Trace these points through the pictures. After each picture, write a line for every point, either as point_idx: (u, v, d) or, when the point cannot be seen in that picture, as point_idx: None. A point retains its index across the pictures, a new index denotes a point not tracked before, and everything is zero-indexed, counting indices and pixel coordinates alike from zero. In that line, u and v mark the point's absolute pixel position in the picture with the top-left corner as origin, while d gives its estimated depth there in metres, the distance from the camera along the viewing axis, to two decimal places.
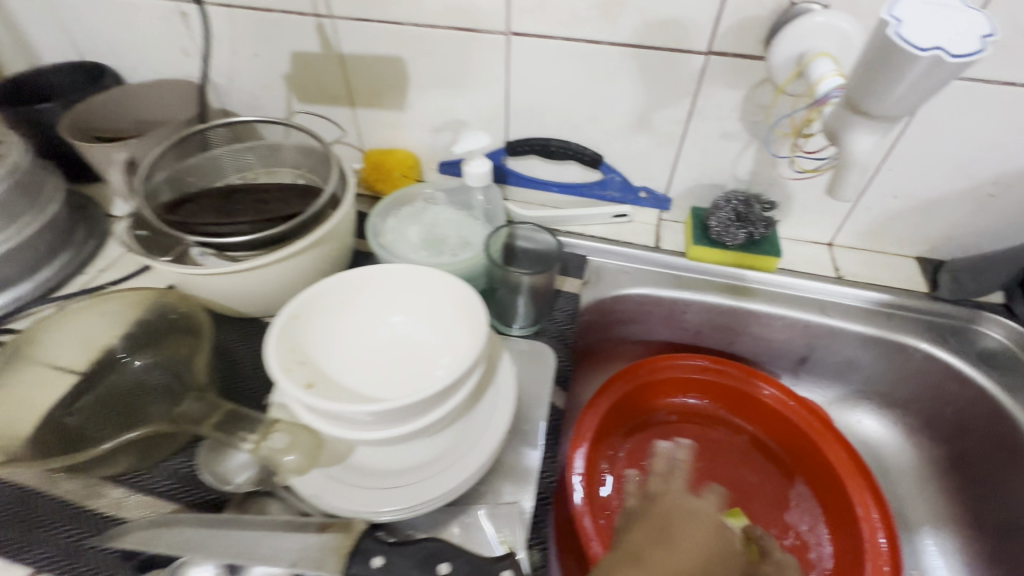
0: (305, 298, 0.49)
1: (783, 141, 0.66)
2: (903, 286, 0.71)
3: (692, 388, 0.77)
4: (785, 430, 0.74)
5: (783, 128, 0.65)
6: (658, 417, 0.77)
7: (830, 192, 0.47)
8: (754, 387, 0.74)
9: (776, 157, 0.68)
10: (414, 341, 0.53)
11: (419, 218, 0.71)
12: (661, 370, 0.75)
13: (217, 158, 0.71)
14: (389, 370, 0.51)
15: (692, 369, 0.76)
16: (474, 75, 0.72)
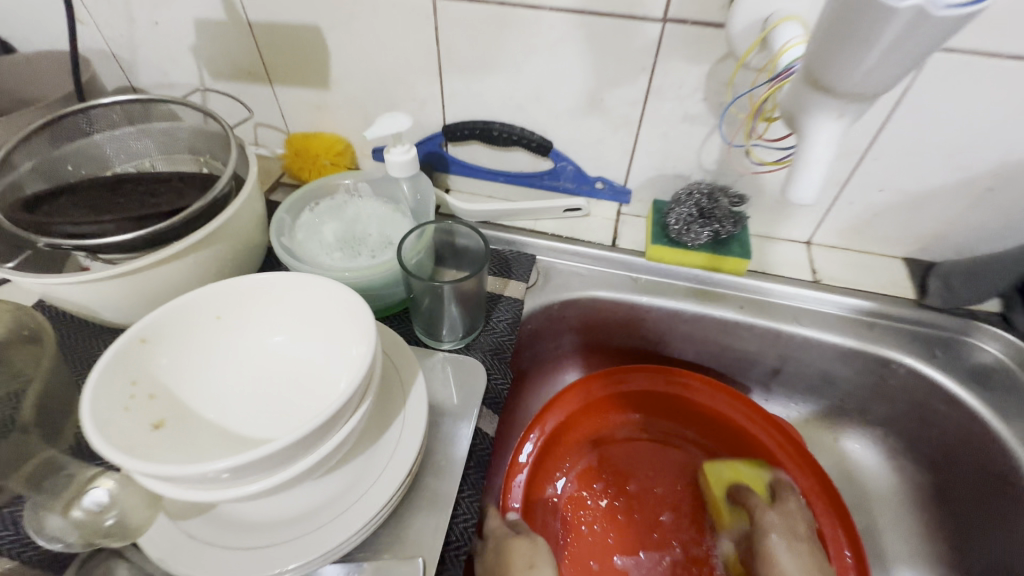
0: (156, 321, 0.40)
1: (736, 124, 0.58)
2: (888, 292, 0.63)
3: (649, 402, 0.69)
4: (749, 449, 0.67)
5: (738, 109, 0.56)
6: (611, 435, 0.69)
7: (785, 192, 0.39)
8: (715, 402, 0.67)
9: (730, 146, 0.60)
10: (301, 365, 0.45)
11: (339, 213, 0.62)
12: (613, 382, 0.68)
13: (103, 142, 0.61)
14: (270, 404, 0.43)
15: (648, 381, 0.68)
16: (400, 47, 0.62)
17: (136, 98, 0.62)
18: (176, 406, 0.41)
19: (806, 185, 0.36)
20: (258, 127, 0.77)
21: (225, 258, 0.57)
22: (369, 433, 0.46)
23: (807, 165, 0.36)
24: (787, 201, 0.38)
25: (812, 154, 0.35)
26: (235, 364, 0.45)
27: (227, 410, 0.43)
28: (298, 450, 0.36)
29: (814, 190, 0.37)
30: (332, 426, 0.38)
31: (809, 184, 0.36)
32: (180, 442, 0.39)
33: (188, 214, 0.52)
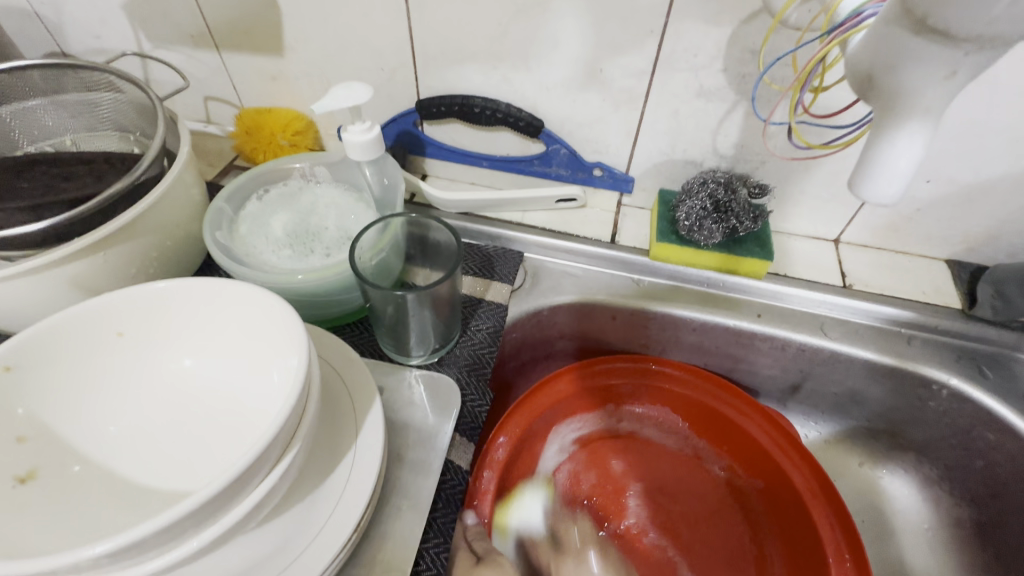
0: (25, 339, 0.31)
1: (772, 99, 0.48)
2: (929, 300, 0.54)
3: (629, 396, 0.59)
4: (738, 448, 0.57)
5: (776, 80, 0.47)
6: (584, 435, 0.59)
7: (853, 186, 0.28)
8: (703, 393, 0.58)
9: (770, 126, 0.50)
10: (218, 389, 0.36)
11: (290, 202, 0.53)
12: (590, 372, 0.58)
13: (8, 117, 0.53)
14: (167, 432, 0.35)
15: (629, 371, 0.58)
16: (363, 7, 0.52)
17: (45, 61, 0.52)
18: (58, 450, 0.32)
19: (891, 178, 0.26)
20: (208, 101, 0.67)
21: (151, 256, 0.47)
22: (309, 478, 0.37)
23: (890, 150, 0.25)
24: (859, 199, 0.27)
25: (899, 134, 0.25)
26: (142, 393, 0.36)
27: (125, 454, 0.35)
28: (199, 526, 0.27)
29: (900, 181, 0.26)
30: (243, 489, 0.28)
31: (896, 173, 0.26)
32: (53, 500, 0.30)
33: (97, 201, 0.42)
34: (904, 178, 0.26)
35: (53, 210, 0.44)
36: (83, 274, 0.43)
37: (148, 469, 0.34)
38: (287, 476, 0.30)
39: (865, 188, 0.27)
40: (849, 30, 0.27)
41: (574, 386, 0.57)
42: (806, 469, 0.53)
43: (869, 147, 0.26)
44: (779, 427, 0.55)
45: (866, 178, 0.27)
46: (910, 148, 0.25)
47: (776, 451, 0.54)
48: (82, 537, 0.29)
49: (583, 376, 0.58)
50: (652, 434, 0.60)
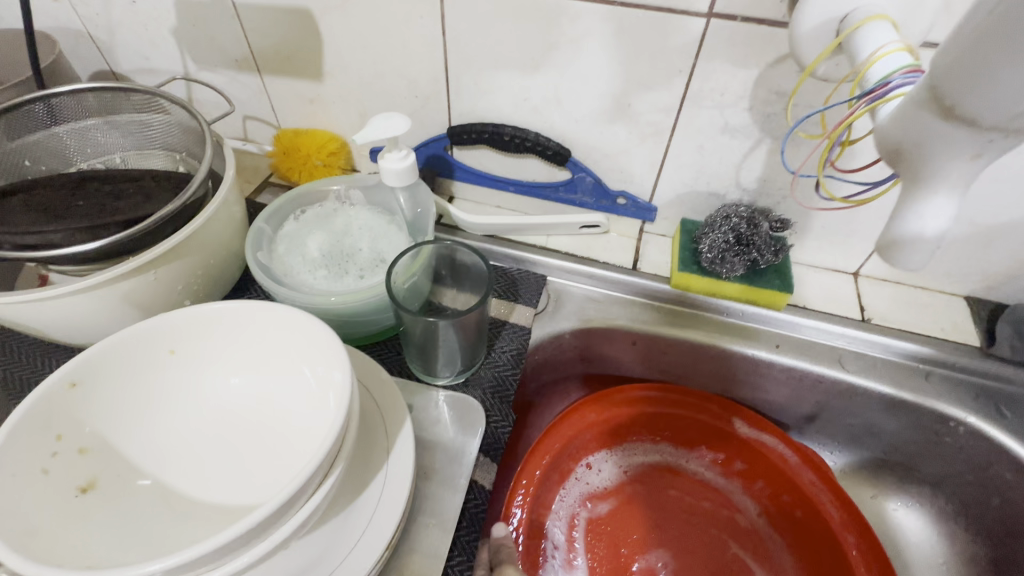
0: (88, 357, 0.34)
1: (802, 148, 0.50)
2: (947, 336, 0.55)
3: (647, 422, 0.61)
4: (749, 465, 0.59)
5: (804, 130, 0.48)
6: (606, 463, 0.61)
7: (888, 241, 0.29)
8: (714, 413, 0.59)
9: (794, 174, 0.52)
10: (265, 407, 0.38)
11: (326, 223, 0.55)
12: (609, 402, 0.59)
13: (64, 135, 0.56)
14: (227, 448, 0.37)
15: (650, 397, 0.60)
16: (402, 39, 0.55)
17: (98, 84, 0.54)
18: (116, 462, 0.35)
19: (914, 250, 0.28)
20: (247, 120, 0.70)
21: (196, 273, 0.49)
22: (343, 495, 0.38)
23: (913, 227, 0.27)
24: (889, 263, 0.30)
25: (925, 207, 0.26)
26: (192, 408, 0.38)
27: (177, 467, 0.37)
28: (246, 544, 0.29)
29: (927, 249, 0.28)
30: (288, 510, 0.30)
31: (920, 245, 0.28)
32: (112, 513, 0.32)
33: (150, 223, 0.44)
34: (930, 247, 0.28)
35: (109, 229, 0.46)
36: (133, 290, 0.45)
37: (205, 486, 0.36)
38: (327, 498, 0.32)
39: (892, 254, 0.29)
40: (876, 101, 0.29)
41: (593, 415, 0.58)
42: (817, 474, 0.55)
43: (896, 216, 0.28)
44: (810, 462, 0.56)
45: (893, 249, 0.29)
46: (935, 224, 0.27)
47: (787, 461, 0.57)
48: (138, 550, 0.31)
49: (609, 403, 0.59)
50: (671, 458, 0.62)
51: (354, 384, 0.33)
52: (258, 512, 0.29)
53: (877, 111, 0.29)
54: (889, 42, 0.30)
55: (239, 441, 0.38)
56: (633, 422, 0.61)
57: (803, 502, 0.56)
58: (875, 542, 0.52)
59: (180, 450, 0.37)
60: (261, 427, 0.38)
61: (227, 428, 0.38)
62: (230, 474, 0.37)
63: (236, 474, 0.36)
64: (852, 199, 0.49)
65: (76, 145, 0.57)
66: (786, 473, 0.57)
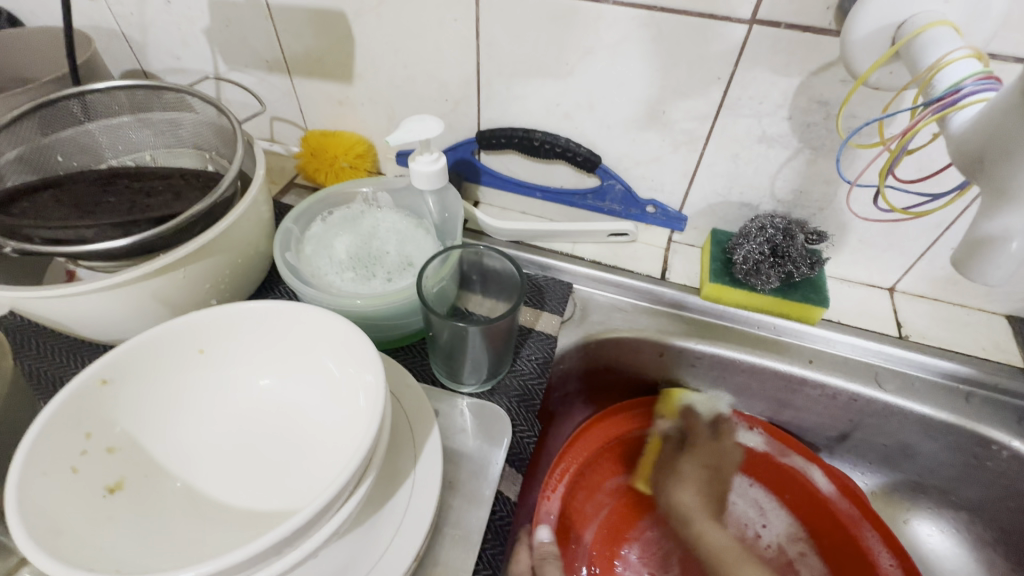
0: (119, 355, 0.33)
1: (859, 159, 0.48)
2: (988, 356, 0.53)
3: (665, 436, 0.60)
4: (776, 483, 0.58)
5: (860, 139, 0.47)
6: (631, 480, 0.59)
7: (967, 252, 0.27)
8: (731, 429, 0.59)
9: (852, 185, 0.50)
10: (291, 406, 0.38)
11: (354, 225, 0.54)
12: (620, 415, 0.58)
13: (97, 131, 0.56)
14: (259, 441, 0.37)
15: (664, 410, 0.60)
16: (435, 41, 0.54)
17: (133, 83, 0.54)
18: (143, 463, 0.34)
19: (994, 256, 0.26)
20: (274, 122, 0.70)
21: (223, 273, 0.49)
22: (370, 504, 0.37)
23: (992, 235, 0.25)
24: (967, 276, 0.27)
25: (1008, 218, 0.24)
26: (217, 406, 0.38)
27: (203, 468, 0.36)
28: (276, 554, 0.28)
29: (1013, 262, 0.26)
30: (319, 520, 0.29)
31: (1005, 258, 0.26)
32: (136, 515, 0.32)
33: (181, 221, 0.44)
34: (1016, 259, 0.26)
35: (140, 226, 0.46)
36: (161, 288, 0.45)
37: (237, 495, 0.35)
38: (358, 507, 0.31)
39: (972, 267, 0.27)
40: (946, 109, 0.28)
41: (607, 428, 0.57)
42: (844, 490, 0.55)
43: (977, 223, 0.26)
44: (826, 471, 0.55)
45: (973, 260, 0.27)
46: (1021, 233, 0.24)
47: (812, 477, 0.56)
48: (165, 555, 0.30)
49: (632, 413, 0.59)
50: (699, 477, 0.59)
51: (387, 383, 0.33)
52: (290, 521, 0.28)
53: (949, 120, 0.28)
54: (957, 49, 0.29)
55: (262, 446, 0.37)
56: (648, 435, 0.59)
57: (825, 515, 0.55)
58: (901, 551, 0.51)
59: (206, 452, 0.36)
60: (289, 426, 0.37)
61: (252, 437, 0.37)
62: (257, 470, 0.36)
63: (265, 479, 0.35)
64: (918, 209, 0.46)
65: (105, 142, 0.57)
66: (809, 488, 0.56)
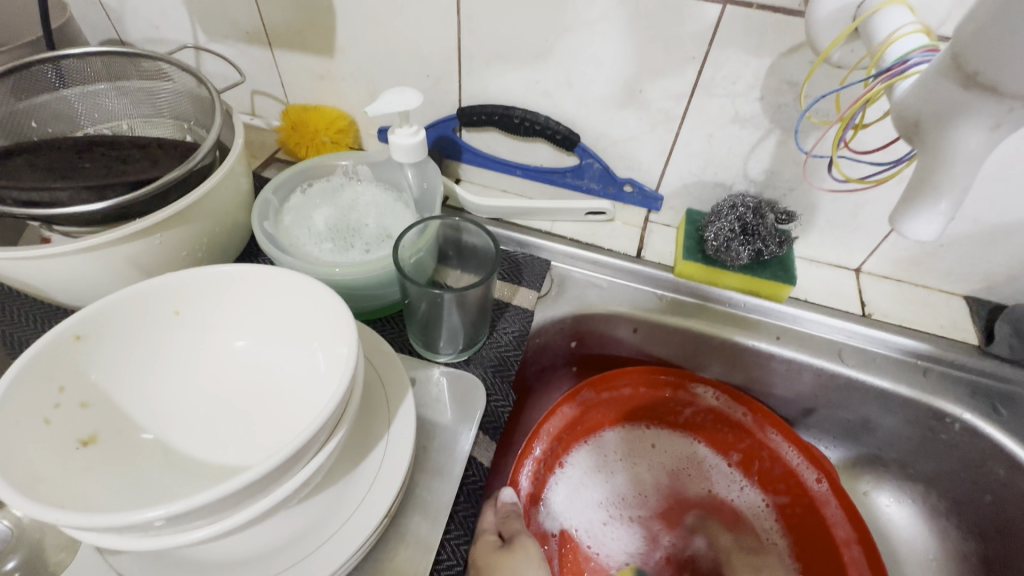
0: (94, 312, 0.33)
1: (814, 133, 0.50)
2: (946, 334, 0.55)
3: (654, 406, 0.61)
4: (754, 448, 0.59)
5: (818, 115, 0.48)
6: (612, 441, 0.62)
7: (901, 216, 0.29)
8: (703, 396, 0.60)
9: (808, 155, 0.51)
10: (267, 356, 0.39)
11: (333, 197, 0.55)
12: (610, 387, 0.59)
13: (72, 98, 0.55)
14: (242, 383, 0.39)
15: (654, 381, 0.60)
16: (417, 15, 0.54)
17: (108, 49, 0.54)
18: (116, 419, 0.35)
19: (927, 220, 0.28)
20: (255, 96, 0.70)
21: (201, 241, 0.49)
22: (343, 463, 0.38)
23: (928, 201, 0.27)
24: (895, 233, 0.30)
25: (945, 180, 0.27)
26: (199, 366, 0.39)
27: (177, 426, 0.37)
28: (248, 499, 0.29)
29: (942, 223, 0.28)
30: (292, 467, 0.30)
31: (933, 217, 0.28)
32: (109, 466, 0.32)
33: (157, 186, 0.44)
34: (944, 219, 0.28)
35: (115, 190, 0.46)
36: (139, 253, 0.45)
37: (219, 444, 0.37)
38: (328, 461, 0.32)
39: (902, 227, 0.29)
40: (893, 78, 0.29)
41: (594, 400, 0.58)
42: (821, 470, 0.55)
43: (913, 191, 0.28)
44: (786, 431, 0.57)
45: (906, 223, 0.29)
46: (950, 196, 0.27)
47: (773, 440, 0.58)
48: (141, 503, 0.31)
49: (612, 383, 0.59)
50: (676, 441, 0.63)
51: (361, 341, 0.34)
52: (261, 467, 0.28)
53: (895, 89, 0.29)
54: (907, 24, 0.31)
55: (256, 403, 0.38)
56: (634, 405, 0.61)
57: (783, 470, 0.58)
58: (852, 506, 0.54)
59: (179, 411, 0.37)
60: (267, 373, 0.39)
61: (244, 394, 0.38)
62: (239, 415, 0.38)
63: (246, 419, 0.37)
64: (868, 181, 0.48)
65: (79, 109, 0.56)
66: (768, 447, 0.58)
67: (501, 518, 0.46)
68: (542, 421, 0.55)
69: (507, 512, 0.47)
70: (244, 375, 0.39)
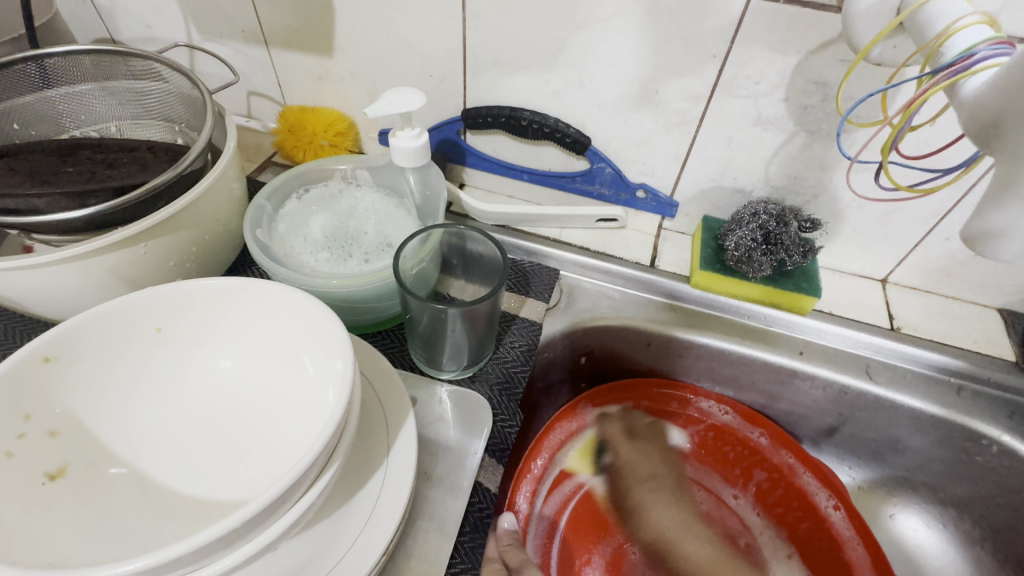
0: (64, 332, 0.30)
1: (856, 137, 0.46)
2: (979, 350, 0.52)
3: (661, 422, 0.59)
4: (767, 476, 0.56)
5: (860, 119, 0.45)
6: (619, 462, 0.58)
7: (983, 227, 0.26)
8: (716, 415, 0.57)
9: (850, 158, 0.48)
10: (247, 382, 0.36)
11: (331, 203, 0.52)
12: (611, 402, 0.57)
13: (57, 99, 0.53)
14: (215, 415, 0.36)
15: (659, 396, 0.58)
16: (420, 11, 0.52)
17: (96, 47, 0.51)
18: (90, 448, 0.32)
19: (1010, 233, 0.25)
20: (251, 97, 0.67)
21: (190, 250, 0.46)
22: (338, 494, 0.35)
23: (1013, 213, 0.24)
24: (973, 245, 0.27)
25: None
26: (180, 391, 0.36)
27: (156, 455, 0.34)
28: (229, 546, 0.26)
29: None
30: (278, 509, 0.27)
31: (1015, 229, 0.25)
32: (78, 504, 0.29)
33: (141, 192, 0.41)
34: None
35: (98, 197, 0.43)
36: (121, 264, 0.42)
37: (189, 479, 0.33)
38: (320, 498, 0.29)
39: (981, 239, 0.27)
40: (957, 75, 0.26)
41: (595, 417, 0.56)
42: (839, 502, 0.53)
43: (997, 199, 0.25)
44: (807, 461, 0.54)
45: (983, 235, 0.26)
46: None
47: (796, 472, 0.55)
48: (111, 547, 0.28)
49: (619, 397, 0.57)
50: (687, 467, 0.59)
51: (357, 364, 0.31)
52: (243, 510, 0.25)
53: (961, 86, 0.26)
54: (967, 14, 0.28)
55: (231, 433, 0.35)
56: (641, 421, 0.58)
57: (801, 504, 0.54)
58: (876, 547, 0.50)
59: (159, 438, 0.34)
60: (247, 403, 0.36)
61: (218, 422, 0.36)
62: (211, 451, 0.34)
63: (218, 453, 0.34)
64: (919, 185, 0.44)
65: (64, 111, 0.53)
66: (785, 476, 0.55)
67: (504, 546, 0.42)
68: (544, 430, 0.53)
69: (509, 539, 0.43)
70: (219, 405, 0.36)
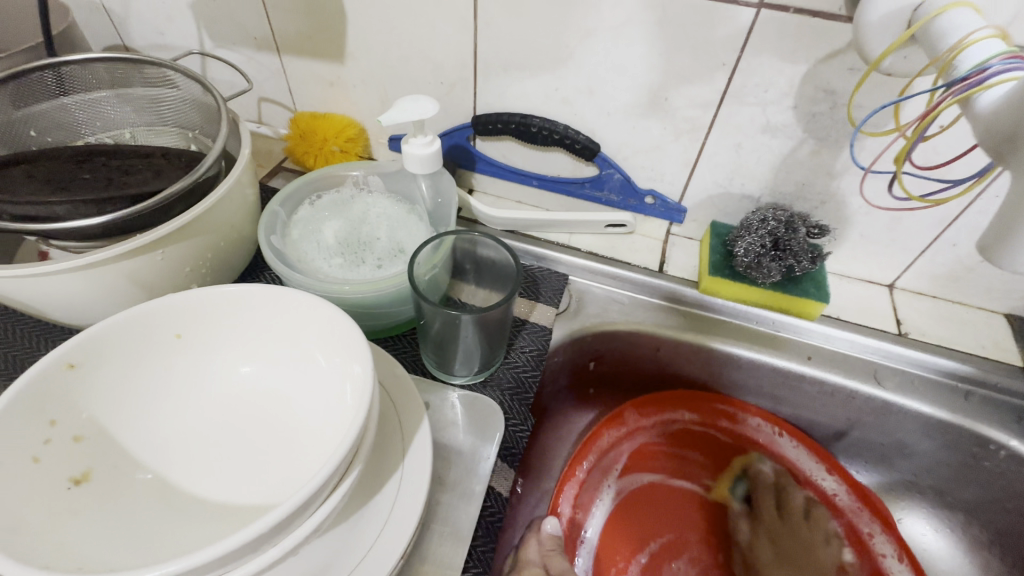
0: (89, 339, 0.31)
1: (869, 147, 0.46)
2: (986, 355, 0.52)
3: (698, 434, 0.59)
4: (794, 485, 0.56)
5: (873, 128, 0.45)
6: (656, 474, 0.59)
7: (1002, 238, 0.26)
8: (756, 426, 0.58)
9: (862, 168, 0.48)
10: (280, 392, 0.36)
11: (343, 209, 0.52)
12: (651, 411, 0.58)
13: (72, 106, 0.53)
14: (258, 426, 0.36)
15: (704, 408, 0.58)
16: (431, 19, 0.52)
17: (113, 56, 0.52)
18: (112, 452, 0.33)
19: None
20: (262, 103, 0.68)
21: (205, 256, 0.47)
22: (355, 498, 0.36)
23: None
24: (991, 257, 0.27)
25: None
26: (203, 396, 0.36)
27: (177, 460, 0.34)
28: (252, 551, 0.26)
29: None
30: (300, 514, 0.27)
31: None
32: (102, 509, 0.30)
33: (159, 199, 0.41)
34: None
35: (116, 204, 0.43)
36: (139, 270, 0.43)
37: (215, 485, 0.34)
38: (340, 503, 0.29)
39: (1000, 251, 0.27)
40: (972, 88, 0.27)
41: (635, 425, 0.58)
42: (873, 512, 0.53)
43: (1015, 210, 0.25)
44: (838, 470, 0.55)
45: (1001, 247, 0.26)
46: None
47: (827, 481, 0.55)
48: (135, 550, 0.29)
49: (656, 406, 0.58)
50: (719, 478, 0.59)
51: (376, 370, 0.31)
52: (267, 516, 0.26)
53: (977, 100, 0.27)
54: (980, 28, 0.28)
55: (265, 441, 0.35)
56: (677, 432, 0.59)
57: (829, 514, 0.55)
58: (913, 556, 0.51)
59: (180, 442, 0.35)
60: (283, 414, 0.36)
61: (257, 430, 0.36)
62: (245, 461, 0.34)
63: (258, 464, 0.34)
64: (930, 195, 0.45)
65: (79, 118, 0.54)
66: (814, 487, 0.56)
67: (546, 551, 0.44)
68: (590, 436, 0.55)
69: (552, 544, 0.45)
70: (262, 417, 0.36)
